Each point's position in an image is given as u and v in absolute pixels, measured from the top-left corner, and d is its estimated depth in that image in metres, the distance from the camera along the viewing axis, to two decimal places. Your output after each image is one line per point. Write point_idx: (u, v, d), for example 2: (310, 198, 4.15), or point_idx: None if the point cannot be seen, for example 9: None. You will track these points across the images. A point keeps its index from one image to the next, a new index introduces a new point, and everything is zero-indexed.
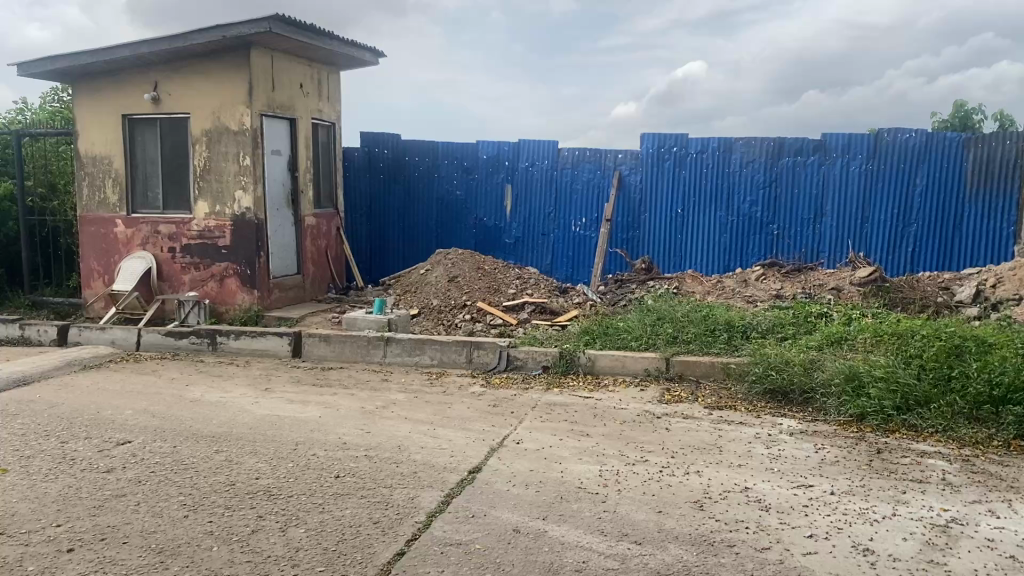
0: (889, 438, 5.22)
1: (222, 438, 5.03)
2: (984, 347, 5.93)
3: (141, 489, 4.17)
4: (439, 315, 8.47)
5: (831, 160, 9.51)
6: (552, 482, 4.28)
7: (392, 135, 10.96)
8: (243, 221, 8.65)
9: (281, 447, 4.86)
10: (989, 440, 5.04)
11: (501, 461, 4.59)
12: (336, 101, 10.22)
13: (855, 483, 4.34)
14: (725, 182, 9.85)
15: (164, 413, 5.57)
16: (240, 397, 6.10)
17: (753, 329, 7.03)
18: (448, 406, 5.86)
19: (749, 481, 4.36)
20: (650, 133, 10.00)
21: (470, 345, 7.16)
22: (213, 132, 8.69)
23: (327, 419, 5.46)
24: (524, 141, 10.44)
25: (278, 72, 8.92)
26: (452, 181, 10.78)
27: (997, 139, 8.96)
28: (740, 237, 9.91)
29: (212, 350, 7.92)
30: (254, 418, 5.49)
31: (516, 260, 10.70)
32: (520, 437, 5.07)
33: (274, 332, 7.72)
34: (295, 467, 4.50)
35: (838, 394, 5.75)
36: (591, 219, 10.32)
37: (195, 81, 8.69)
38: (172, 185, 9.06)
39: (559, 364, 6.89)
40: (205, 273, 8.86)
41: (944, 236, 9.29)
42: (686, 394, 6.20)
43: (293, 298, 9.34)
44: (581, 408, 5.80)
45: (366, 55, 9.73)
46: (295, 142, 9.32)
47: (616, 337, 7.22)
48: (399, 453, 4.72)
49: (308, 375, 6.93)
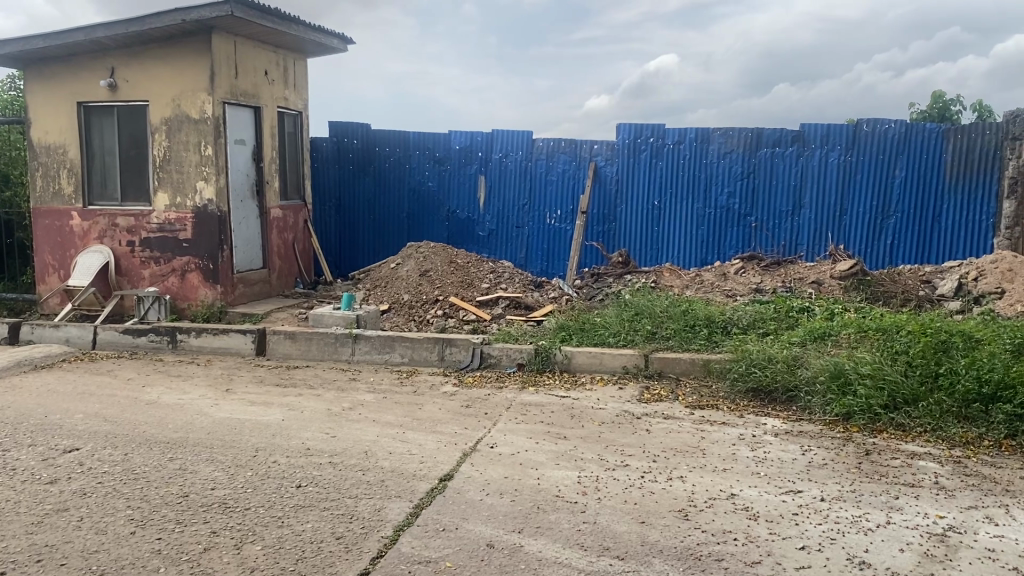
0: (876, 438, 5.03)
1: (177, 445, 4.73)
2: (971, 343, 5.77)
3: (86, 503, 3.86)
4: (410, 311, 8.18)
5: (809, 151, 9.34)
6: (528, 491, 4.03)
7: (362, 125, 10.63)
8: (206, 214, 8.31)
9: (240, 454, 4.57)
10: (980, 440, 4.88)
11: (474, 468, 4.33)
12: (302, 89, 9.89)
13: (846, 489, 4.13)
14: (703, 173, 9.65)
15: (116, 418, 5.25)
16: (199, 399, 5.78)
17: (734, 325, 6.83)
18: (418, 407, 5.59)
19: (734, 487, 4.14)
20: (626, 124, 9.78)
21: (442, 342, 6.90)
22: (173, 120, 8.33)
23: (290, 422, 5.18)
24: (497, 131, 10.17)
25: (242, 59, 8.57)
26: (424, 172, 10.48)
27: (977, 130, 8.83)
28: (718, 229, 9.72)
29: (172, 349, 7.59)
30: (213, 422, 5.19)
31: (489, 253, 10.43)
32: (494, 441, 4.82)
33: (237, 330, 7.40)
34: (253, 476, 4.22)
35: (823, 392, 5.56)
36: (567, 212, 10.08)
37: (153, 66, 8.32)
38: (130, 175, 8.68)
39: (535, 361, 6.63)
40: (166, 268, 8.52)
41: (923, 229, 9.16)
42: (665, 393, 5.99)
43: (257, 293, 9.01)
44: (557, 409, 5.55)
45: (334, 42, 9.39)
46: (260, 131, 8.98)
47: (593, 334, 6.98)
48: (366, 460, 4.45)
49: (272, 374, 6.63)
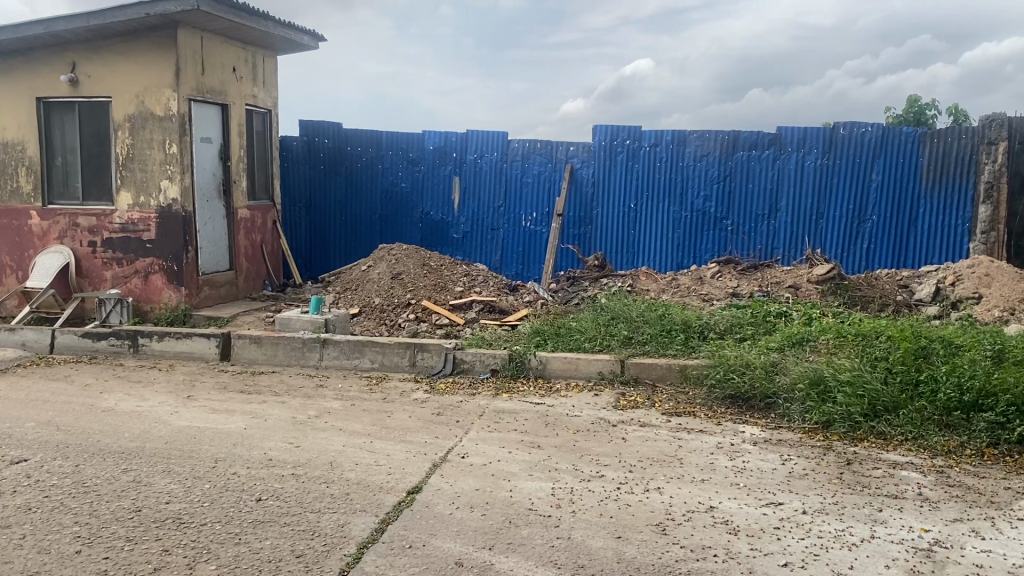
0: (857, 447, 4.92)
1: (133, 455, 4.51)
2: (951, 349, 5.69)
3: (30, 519, 3.64)
4: (381, 315, 7.98)
5: (786, 154, 9.26)
6: (500, 504, 3.86)
7: (334, 124, 10.41)
8: (170, 214, 8.06)
9: (198, 465, 4.36)
10: (962, 448, 4.78)
11: (443, 480, 4.15)
12: (272, 86, 9.65)
13: (828, 500, 4.00)
14: (679, 176, 9.54)
15: (69, 426, 5.01)
16: (158, 406, 5.55)
17: (711, 330, 6.71)
18: (387, 415, 5.40)
19: (714, 499, 4.00)
20: (602, 125, 9.65)
21: (414, 347, 6.72)
22: (137, 117, 8.07)
23: (253, 431, 4.98)
24: (472, 132, 10.00)
25: (208, 54, 8.33)
26: (397, 172, 10.28)
27: (953, 135, 8.80)
28: (694, 233, 9.61)
29: (133, 354, 7.34)
30: (171, 431, 4.97)
31: (463, 256, 10.26)
32: (465, 450, 4.64)
33: (201, 333, 7.18)
34: (211, 489, 4.01)
35: (802, 398, 5.45)
36: (542, 214, 9.93)
37: (116, 61, 8.06)
38: (92, 174, 8.41)
39: (509, 367, 6.47)
40: (128, 270, 8.26)
41: (899, 234, 9.12)
42: (642, 400, 5.84)
43: (224, 296, 8.78)
44: (531, 417, 5.38)
45: (306, 38, 9.16)
46: (227, 129, 8.74)
47: (568, 338, 6.82)
48: (331, 471, 4.26)
49: (236, 380, 6.40)
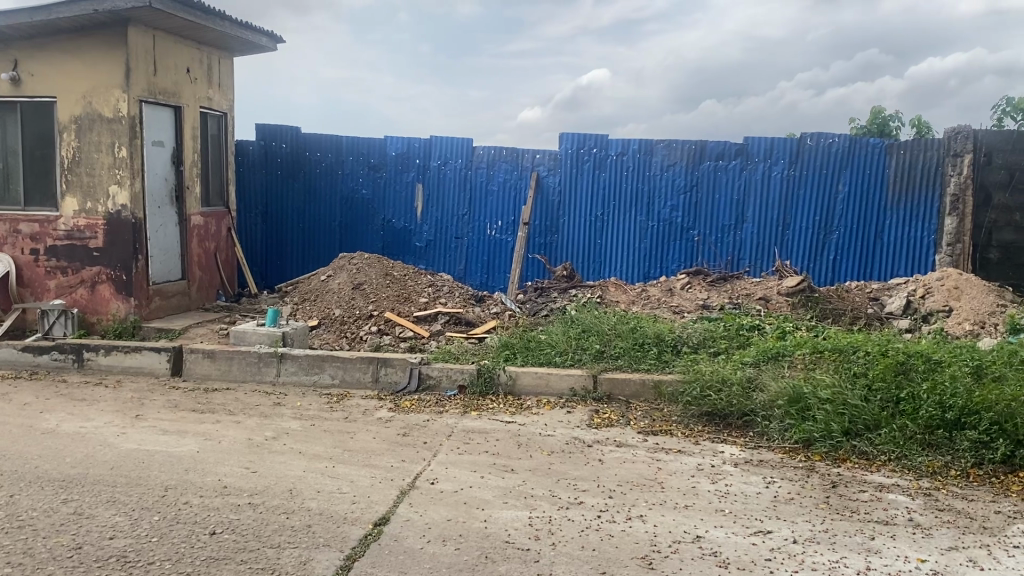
0: (841, 468, 4.76)
1: (74, 483, 4.17)
2: (931, 364, 5.55)
3: None
4: (341, 328, 7.68)
5: (752, 165, 9.16)
6: (474, 536, 3.61)
7: (291, 128, 10.05)
8: (119, 221, 7.67)
9: (146, 494, 4.04)
10: (947, 469, 4.65)
11: (412, 510, 3.88)
12: (227, 88, 9.29)
13: (818, 528, 3.82)
14: (646, 186, 9.39)
15: (5, 451, 4.63)
16: (103, 427, 5.19)
17: (684, 344, 6.53)
18: (350, 436, 5.11)
19: (700, 527, 3.79)
20: (569, 133, 9.45)
21: (377, 362, 6.43)
22: (84, 118, 7.67)
23: (206, 455, 4.66)
24: (435, 138, 9.73)
25: (161, 54, 7.96)
26: (357, 179, 9.98)
27: (919, 147, 8.77)
28: (661, 243, 9.46)
29: (78, 369, 6.95)
30: (117, 455, 4.63)
31: (426, 265, 9.98)
32: (435, 476, 4.38)
33: (151, 347, 6.81)
34: (160, 522, 3.69)
35: (781, 416, 5.29)
36: (507, 223, 9.71)
37: (62, 60, 7.66)
38: (35, 178, 7.97)
39: (478, 384, 6.21)
40: (73, 279, 7.84)
41: (865, 245, 9.07)
42: (616, 417, 5.63)
43: (175, 306, 8.39)
44: (503, 437, 5.13)
45: (264, 40, 8.84)
46: (180, 132, 8.37)
47: (538, 352, 6.58)
48: (290, 501, 3.97)
49: (189, 398, 6.05)
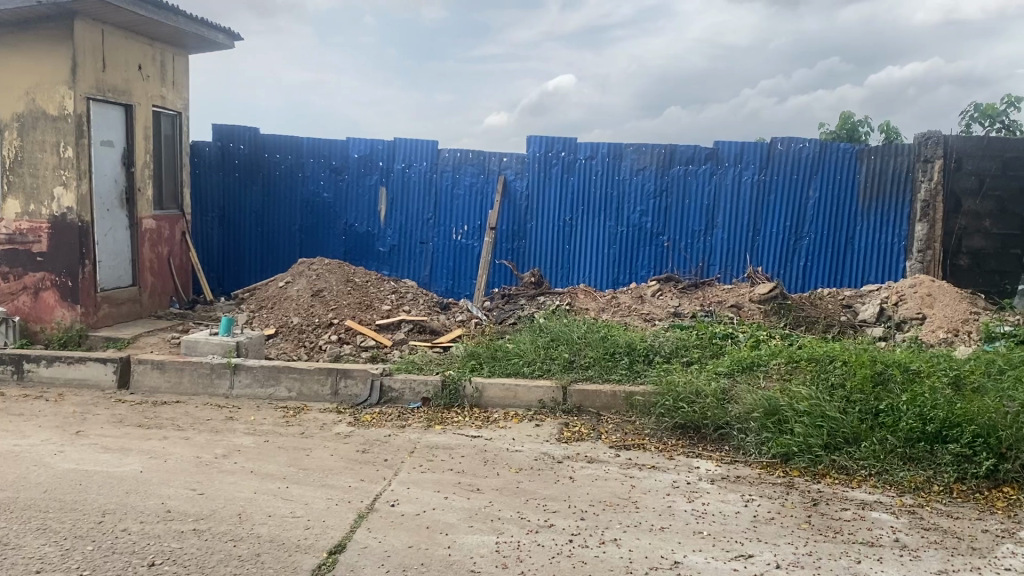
0: (821, 484, 4.57)
1: (1, 509, 3.83)
2: (910, 374, 5.39)
3: None
4: (299, 337, 7.37)
5: (723, 170, 9.00)
6: (438, 564, 3.35)
7: (249, 128, 9.71)
8: (64, 224, 7.29)
9: (81, 520, 3.72)
10: (930, 484, 4.48)
11: (370, 535, 3.61)
12: (182, 87, 8.94)
13: (801, 551, 3.62)
14: (615, 190, 9.20)
15: None
16: (40, 445, 4.84)
17: (656, 354, 6.32)
18: (306, 453, 4.82)
19: (677, 552, 3.57)
20: (537, 135, 9.23)
21: (336, 373, 6.14)
22: (27, 116, 7.29)
23: (149, 475, 4.34)
24: (399, 139, 9.46)
25: (110, 50, 7.61)
26: (318, 181, 9.66)
27: (890, 152, 8.68)
28: (630, 248, 9.27)
29: (17, 381, 6.59)
30: (52, 476, 4.29)
31: (390, 271, 9.69)
32: (396, 497, 4.12)
33: (96, 358, 6.44)
34: (93, 553, 3.38)
35: (757, 429, 5.09)
36: (474, 227, 9.46)
37: (5, 54, 7.28)
38: None
39: (442, 396, 5.96)
40: (15, 285, 7.47)
41: (836, 251, 8.96)
42: (587, 431, 5.40)
43: (125, 314, 8.02)
44: (468, 453, 4.87)
45: (221, 37, 8.52)
46: (131, 132, 8.00)
47: (505, 363, 6.33)
48: (239, 526, 3.68)
49: (135, 412, 5.70)
